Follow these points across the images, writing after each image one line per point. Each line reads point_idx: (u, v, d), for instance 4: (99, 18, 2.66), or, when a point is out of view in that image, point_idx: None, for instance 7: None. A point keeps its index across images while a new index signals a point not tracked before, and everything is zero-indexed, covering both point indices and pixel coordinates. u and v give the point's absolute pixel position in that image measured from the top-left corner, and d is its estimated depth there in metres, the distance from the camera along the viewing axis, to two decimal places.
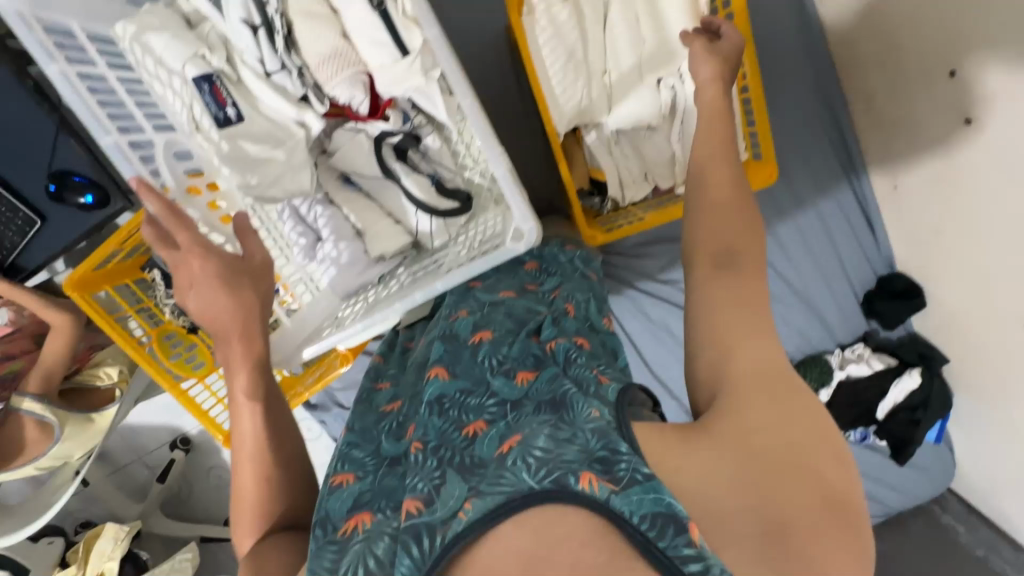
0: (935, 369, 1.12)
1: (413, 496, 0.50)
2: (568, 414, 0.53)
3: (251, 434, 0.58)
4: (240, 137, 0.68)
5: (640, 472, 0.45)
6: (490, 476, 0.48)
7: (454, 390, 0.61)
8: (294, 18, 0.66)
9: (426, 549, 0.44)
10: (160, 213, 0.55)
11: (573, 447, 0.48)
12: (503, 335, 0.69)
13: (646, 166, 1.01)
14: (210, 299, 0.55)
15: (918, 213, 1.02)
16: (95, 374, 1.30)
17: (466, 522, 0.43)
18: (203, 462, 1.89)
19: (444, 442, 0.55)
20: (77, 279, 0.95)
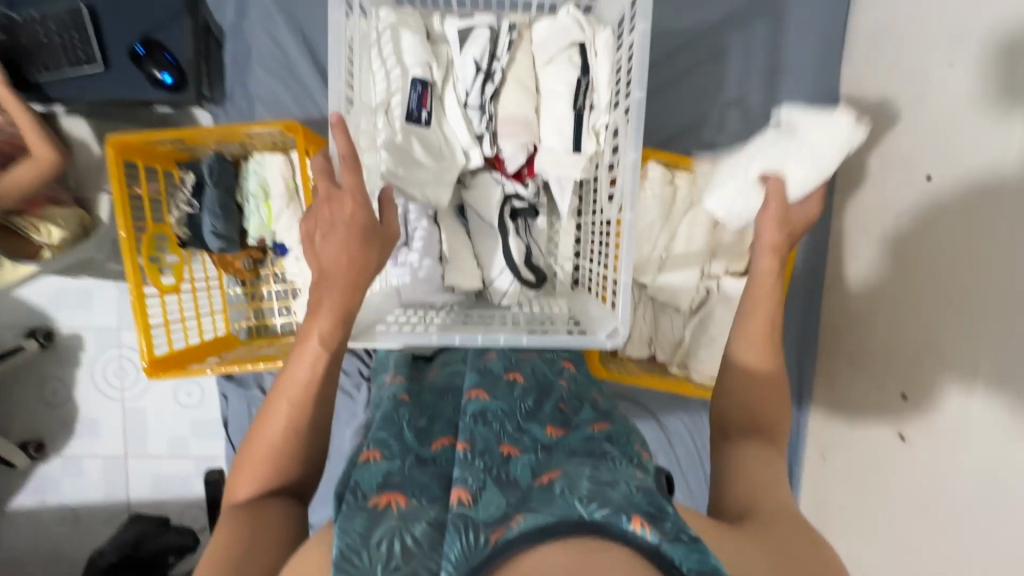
0: None
1: (463, 489, 0.56)
2: (609, 464, 0.60)
3: (303, 379, 0.63)
4: (416, 138, 0.70)
5: (685, 532, 0.49)
6: (541, 498, 0.53)
7: (497, 407, 0.69)
8: (508, 82, 0.73)
9: (473, 542, 0.49)
10: (342, 153, 0.59)
11: (618, 491, 0.53)
12: (532, 385, 0.78)
13: (655, 336, 1.14)
14: (331, 241, 0.59)
15: (834, 494, 1.14)
16: (33, 225, 1.17)
17: (519, 529, 0.48)
18: (49, 367, 1.64)
19: (487, 451, 0.62)
20: (124, 141, 0.91)
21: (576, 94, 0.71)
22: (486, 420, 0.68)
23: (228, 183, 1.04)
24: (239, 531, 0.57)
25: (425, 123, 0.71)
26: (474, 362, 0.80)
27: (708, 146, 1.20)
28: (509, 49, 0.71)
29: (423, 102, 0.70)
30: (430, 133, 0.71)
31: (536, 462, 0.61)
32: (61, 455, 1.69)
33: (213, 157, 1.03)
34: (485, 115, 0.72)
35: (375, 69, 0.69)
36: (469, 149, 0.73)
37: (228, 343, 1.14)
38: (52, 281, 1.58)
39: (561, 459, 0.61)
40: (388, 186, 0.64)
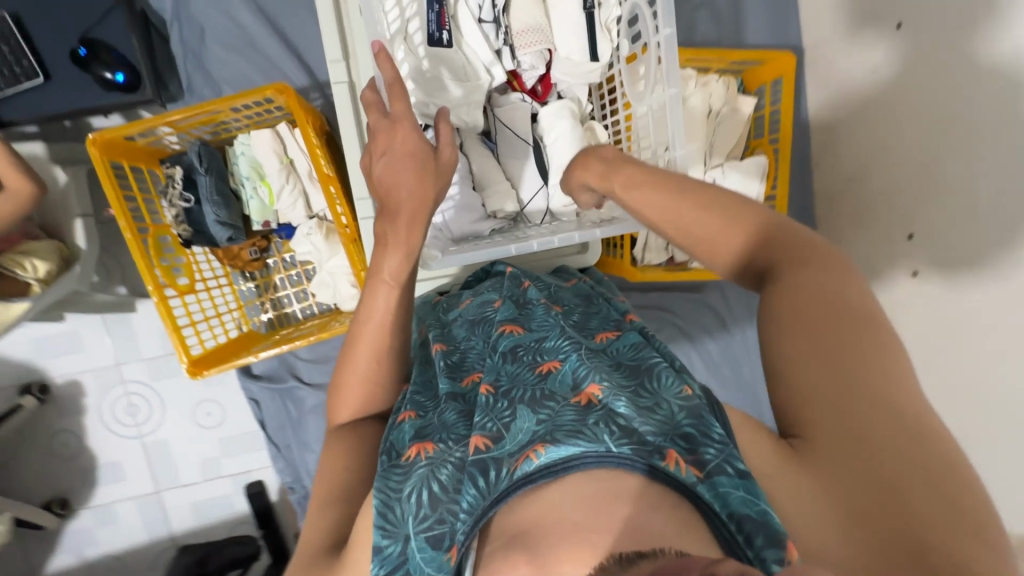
0: None
1: (482, 434, 0.53)
2: (650, 382, 0.57)
3: (377, 320, 0.60)
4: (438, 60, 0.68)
5: (733, 464, 0.47)
6: (569, 428, 0.49)
7: (528, 339, 0.64)
8: None
9: (496, 475, 0.49)
10: (389, 78, 0.56)
11: (656, 418, 0.51)
12: (573, 309, 0.72)
13: (670, 239, 1.18)
14: (390, 169, 0.56)
15: None
16: (17, 262, 1.11)
17: (537, 465, 0.46)
18: (53, 422, 1.55)
19: (515, 383, 0.59)
20: (105, 138, 0.86)
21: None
22: (515, 356, 0.63)
23: (220, 170, 1.00)
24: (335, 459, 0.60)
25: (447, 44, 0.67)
26: (511, 290, 0.74)
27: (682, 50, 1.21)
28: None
29: (441, 22, 0.68)
30: (453, 52, 0.67)
31: (578, 363, 0.58)
32: (90, 506, 1.61)
33: (198, 144, 0.98)
34: (501, 27, 0.70)
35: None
36: (491, 66, 0.71)
37: (253, 338, 1.10)
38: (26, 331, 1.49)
39: (602, 370, 0.56)
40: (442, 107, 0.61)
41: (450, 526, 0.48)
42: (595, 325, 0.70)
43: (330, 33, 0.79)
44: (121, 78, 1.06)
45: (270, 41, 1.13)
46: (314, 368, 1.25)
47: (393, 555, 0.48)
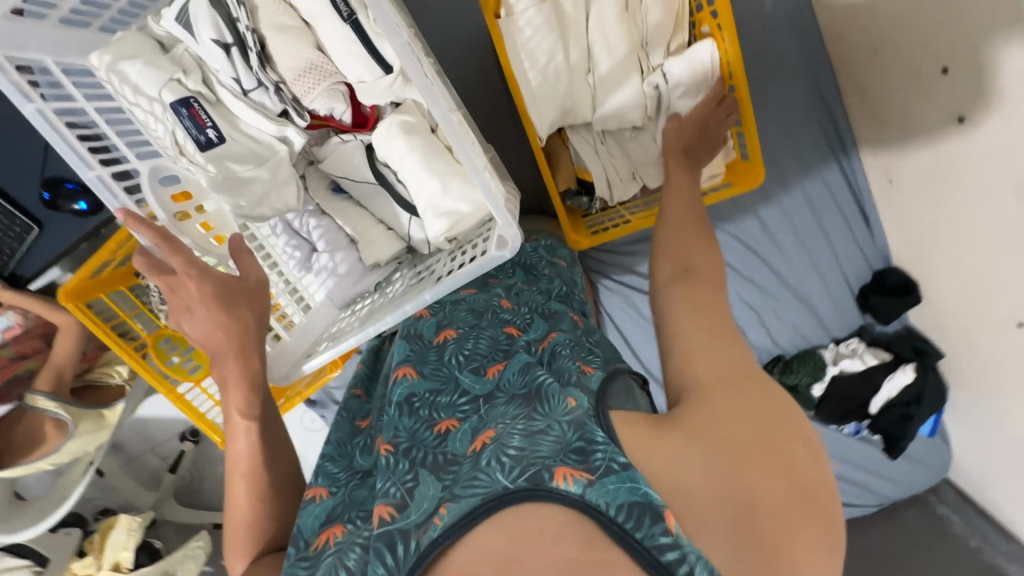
0: (929, 364, 1.11)
1: (385, 501, 0.47)
2: (543, 405, 0.51)
3: (245, 453, 0.57)
4: (227, 159, 0.63)
5: (617, 461, 0.44)
6: (464, 481, 0.45)
7: (424, 388, 0.59)
8: (268, 35, 0.61)
9: (399, 557, 0.42)
10: (154, 241, 0.55)
11: (548, 440, 0.46)
12: (468, 331, 0.66)
13: (634, 166, 0.97)
14: (197, 323, 0.55)
15: (913, 208, 1.00)
16: (107, 372, 1.32)
17: (442, 527, 0.41)
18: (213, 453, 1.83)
19: (415, 442, 0.53)
20: (72, 288, 0.97)
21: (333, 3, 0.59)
22: (412, 406, 0.57)
23: None
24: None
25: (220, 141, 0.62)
26: (406, 324, 0.71)
27: None
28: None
29: (200, 122, 0.61)
30: (233, 147, 0.63)
31: (478, 421, 0.53)
32: None
33: None
34: (270, 88, 0.62)
35: (141, 120, 0.60)
36: (284, 133, 0.65)
37: None
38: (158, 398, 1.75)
39: (495, 412, 0.53)
40: (233, 237, 0.59)
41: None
42: (487, 353, 0.62)
43: None
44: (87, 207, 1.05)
45: None
46: None
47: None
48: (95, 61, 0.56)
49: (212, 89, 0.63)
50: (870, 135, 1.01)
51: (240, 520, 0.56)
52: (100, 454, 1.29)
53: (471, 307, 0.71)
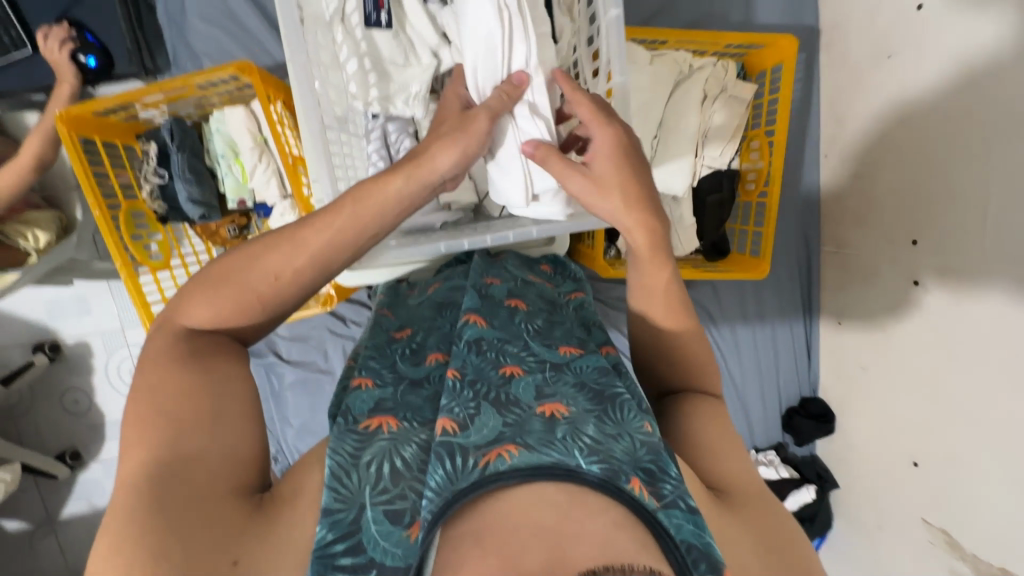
0: (826, 491, 1.28)
1: (450, 418, 0.54)
2: (615, 411, 0.58)
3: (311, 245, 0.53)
4: (381, 45, 0.69)
5: (684, 500, 0.49)
6: (537, 434, 0.52)
7: (494, 336, 0.65)
8: None
9: (461, 466, 0.50)
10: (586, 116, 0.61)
11: (620, 446, 0.53)
12: (536, 311, 0.73)
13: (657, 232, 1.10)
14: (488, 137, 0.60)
15: (851, 351, 1.19)
16: (21, 232, 1.15)
17: (511, 464, 0.48)
18: (64, 379, 1.65)
19: (480, 377, 0.60)
20: (72, 115, 0.87)
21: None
22: (481, 349, 0.64)
23: (193, 146, 1.00)
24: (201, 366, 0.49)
25: (385, 26, 0.69)
26: (475, 282, 0.74)
27: (689, 24, 1.14)
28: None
29: (379, 3, 0.68)
30: (395, 34, 0.69)
31: (541, 380, 0.60)
32: (99, 458, 1.71)
33: (171, 121, 0.98)
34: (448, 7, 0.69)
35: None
36: (438, 49, 0.70)
37: None
38: (37, 293, 1.57)
39: (561, 385, 0.60)
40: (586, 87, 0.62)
41: (410, 502, 0.50)
42: (559, 335, 0.69)
43: None
44: (94, 64, 1.07)
45: (250, 13, 1.12)
46: (293, 346, 1.22)
47: (345, 521, 0.48)
48: None
49: None
50: (834, 287, 1.22)
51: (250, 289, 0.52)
52: None
53: (543, 295, 0.78)
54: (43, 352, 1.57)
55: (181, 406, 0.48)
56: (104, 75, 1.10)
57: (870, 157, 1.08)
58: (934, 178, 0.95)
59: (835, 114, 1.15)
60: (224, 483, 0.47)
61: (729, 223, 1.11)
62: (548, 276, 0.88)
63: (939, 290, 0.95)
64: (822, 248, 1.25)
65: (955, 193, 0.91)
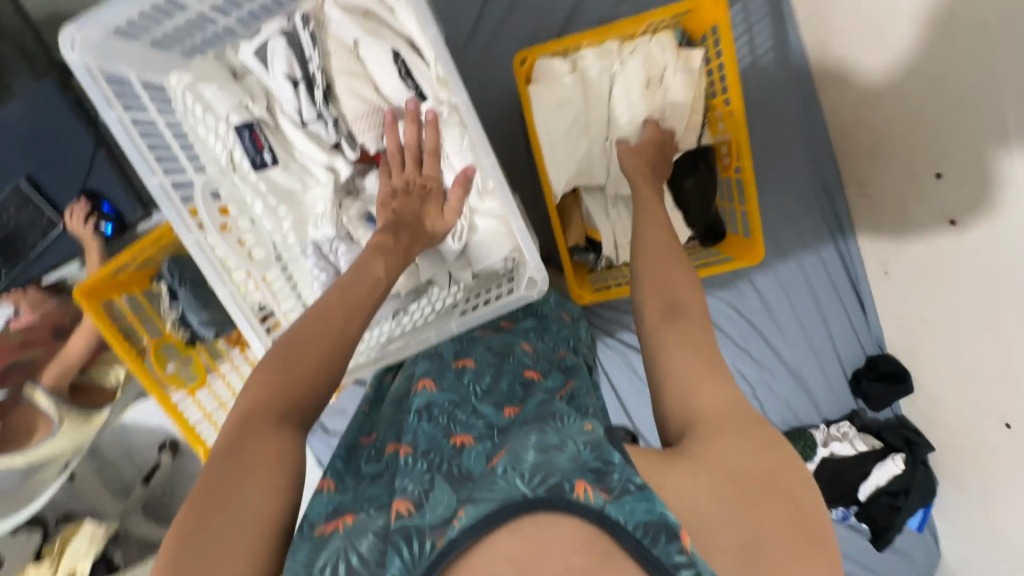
0: (919, 456, 1.12)
1: (404, 497, 0.51)
2: (557, 421, 0.56)
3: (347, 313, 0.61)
4: (275, 181, 0.71)
5: (632, 482, 0.47)
6: (481, 482, 0.49)
7: (443, 400, 0.65)
8: (333, 76, 0.69)
9: (419, 550, 0.46)
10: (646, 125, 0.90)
11: (564, 455, 0.49)
12: (485, 365, 0.72)
13: None
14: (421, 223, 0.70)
15: (908, 300, 1.02)
16: (105, 373, 1.40)
17: (461, 526, 0.45)
18: (187, 468, 1.94)
19: (433, 448, 0.58)
20: (87, 286, 1.00)
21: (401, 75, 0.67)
22: (431, 415, 0.64)
23: (193, 276, 1.11)
24: (220, 473, 0.48)
25: (272, 163, 0.70)
26: (426, 349, 0.77)
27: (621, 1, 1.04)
28: (314, 44, 0.67)
29: (259, 144, 0.69)
30: (284, 167, 0.70)
31: (490, 444, 0.57)
32: None
33: (170, 261, 1.10)
34: (328, 122, 0.70)
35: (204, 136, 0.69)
36: (332, 163, 0.72)
37: None
38: (148, 404, 1.85)
39: (511, 433, 0.57)
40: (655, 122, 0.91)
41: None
42: (505, 390, 0.68)
43: None
44: (111, 230, 1.26)
45: None
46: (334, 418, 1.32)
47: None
48: (176, 82, 0.66)
49: (273, 117, 0.71)
50: (870, 232, 1.05)
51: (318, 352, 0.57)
52: (76, 458, 1.38)
53: (490, 346, 0.77)
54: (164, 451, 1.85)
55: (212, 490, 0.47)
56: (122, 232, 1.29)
57: (868, 78, 0.91)
58: (944, 93, 0.78)
59: (819, 38, 0.98)
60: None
61: (717, 201, 0.99)
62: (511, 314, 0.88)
63: (984, 226, 0.79)
64: (847, 190, 1.08)
65: (971, 108, 0.75)
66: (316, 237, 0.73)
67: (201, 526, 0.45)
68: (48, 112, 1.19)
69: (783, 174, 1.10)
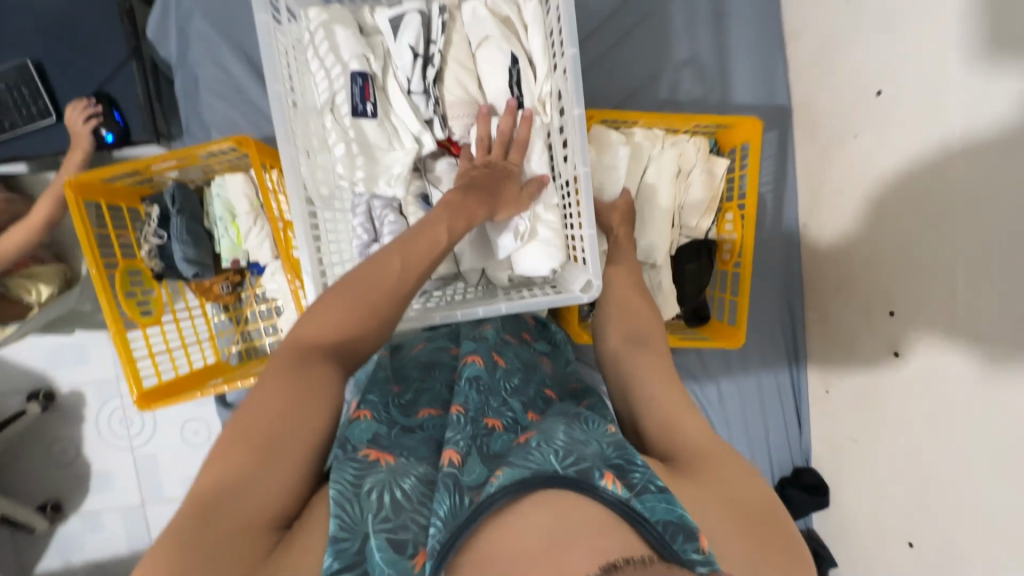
0: (823, 568, 1.21)
1: (454, 450, 0.64)
2: (584, 423, 0.67)
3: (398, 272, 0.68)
4: (365, 132, 0.75)
5: (654, 483, 0.57)
6: (517, 454, 0.61)
7: (487, 377, 0.77)
8: (448, 65, 0.78)
9: (460, 502, 0.58)
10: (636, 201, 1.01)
11: (591, 449, 0.61)
12: (515, 368, 0.82)
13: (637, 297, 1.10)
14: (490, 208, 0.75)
15: (840, 419, 1.17)
16: (23, 286, 1.21)
17: (499, 485, 0.56)
18: (55, 427, 1.66)
19: (475, 417, 0.71)
20: (80, 181, 0.92)
21: (510, 84, 0.78)
22: (478, 388, 0.75)
23: (193, 210, 1.06)
24: (269, 394, 0.59)
25: (370, 116, 0.75)
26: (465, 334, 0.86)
27: (665, 103, 1.22)
28: (443, 31, 0.76)
29: (365, 95, 0.75)
30: (378, 123, 0.75)
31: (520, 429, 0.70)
32: (79, 511, 1.69)
33: (174, 186, 1.04)
34: (430, 98, 0.76)
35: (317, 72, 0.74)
36: (420, 134, 0.77)
37: (220, 368, 1.14)
38: (41, 342, 1.62)
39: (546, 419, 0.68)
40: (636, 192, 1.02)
41: (412, 533, 0.57)
42: (530, 396, 0.79)
43: None
44: (111, 139, 1.17)
45: (256, 89, 1.19)
46: None
47: (349, 551, 0.55)
48: (315, 14, 0.72)
49: (383, 78, 0.77)
50: (819, 353, 1.22)
51: (368, 302, 0.66)
52: None
53: (518, 356, 0.86)
54: (37, 400, 1.59)
55: (260, 403, 0.58)
56: (120, 145, 1.20)
57: (843, 224, 1.10)
58: (898, 250, 0.97)
59: (810, 183, 1.19)
60: (259, 505, 0.54)
61: (711, 289, 1.13)
62: (533, 328, 0.98)
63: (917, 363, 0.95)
64: (807, 313, 1.25)
65: (921, 265, 0.92)
66: (381, 194, 0.77)
67: (247, 435, 0.56)
68: (96, 10, 1.16)
69: (759, 284, 1.26)
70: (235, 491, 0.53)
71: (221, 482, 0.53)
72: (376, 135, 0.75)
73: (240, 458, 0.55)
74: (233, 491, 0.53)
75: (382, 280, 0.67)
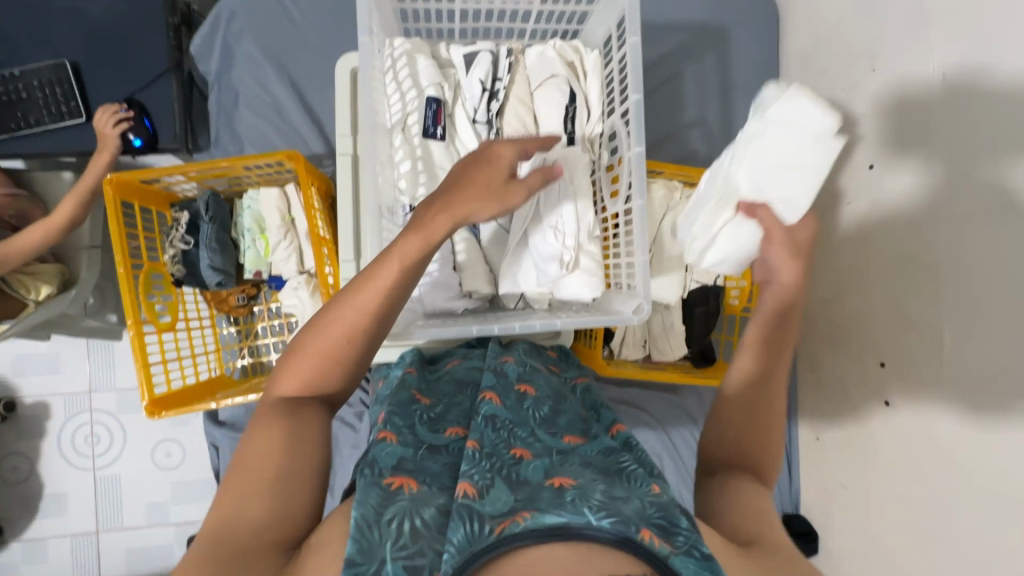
0: None
1: (469, 483, 0.57)
2: (623, 480, 0.61)
3: (367, 299, 0.65)
4: (433, 151, 0.86)
5: (698, 549, 0.52)
6: (546, 499, 0.54)
7: (507, 416, 0.69)
8: (510, 99, 0.89)
9: (478, 530, 0.52)
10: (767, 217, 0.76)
11: (627, 505, 0.54)
12: (545, 396, 0.77)
13: (648, 336, 1.17)
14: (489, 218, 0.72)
15: (831, 467, 1.23)
16: (24, 284, 1.18)
17: (525, 527, 0.50)
18: (9, 441, 1.53)
19: (495, 453, 0.63)
20: (121, 180, 0.93)
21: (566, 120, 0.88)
22: (495, 426, 0.68)
23: (224, 220, 1.06)
24: (248, 447, 0.60)
25: (438, 137, 0.86)
26: (492, 362, 0.81)
27: (676, 161, 1.33)
28: (509, 70, 0.87)
29: (437, 119, 0.86)
30: (445, 144, 0.86)
31: (550, 462, 0.63)
32: (21, 538, 1.54)
33: (209, 195, 1.05)
34: (492, 127, 0.87)
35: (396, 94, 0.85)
36: None
37: (225, 381, 1.11)
38: (11, 347, 1.52)
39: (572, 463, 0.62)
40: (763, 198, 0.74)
41: (429, 559, 0.52)
42: (564, 424, 0.72)
43: (344, 111, 0.97)
44: (139, 144, 1.17)
45: (295, 110, 1.24)
46: None
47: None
48: (404, 44, 0.84)
49: (452, 106, 0.88)
50: (810, 402, 1.29)
51: (328, 338, 0.65)
52: None
53: (549, 382, 0.82)
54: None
55: (244, 454, 0.59)
56: (146, 151, 1.20)
57: (834, 281, 1.21)
58: (886, 308, 1.07)
59: (803, 243, 1.30)
60: (261, 541, 0.54)
61: (719, 332, 1.21)
62: (555, 360, 0.95)
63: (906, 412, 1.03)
64: (798, 364, 1.34)
65: (909, 321, 1.02)
66: None
67: (231, 486, 0.57)
68: (143, 21, 1.19)
69: None
70: (231, 525, 0.54)
71: (216, 528, 0.54)
72: (442, 154, 0.86)
73: (235, 494, 0.56)
74: (226, 533, 0.53)
75: (343, 312, 0.65)
